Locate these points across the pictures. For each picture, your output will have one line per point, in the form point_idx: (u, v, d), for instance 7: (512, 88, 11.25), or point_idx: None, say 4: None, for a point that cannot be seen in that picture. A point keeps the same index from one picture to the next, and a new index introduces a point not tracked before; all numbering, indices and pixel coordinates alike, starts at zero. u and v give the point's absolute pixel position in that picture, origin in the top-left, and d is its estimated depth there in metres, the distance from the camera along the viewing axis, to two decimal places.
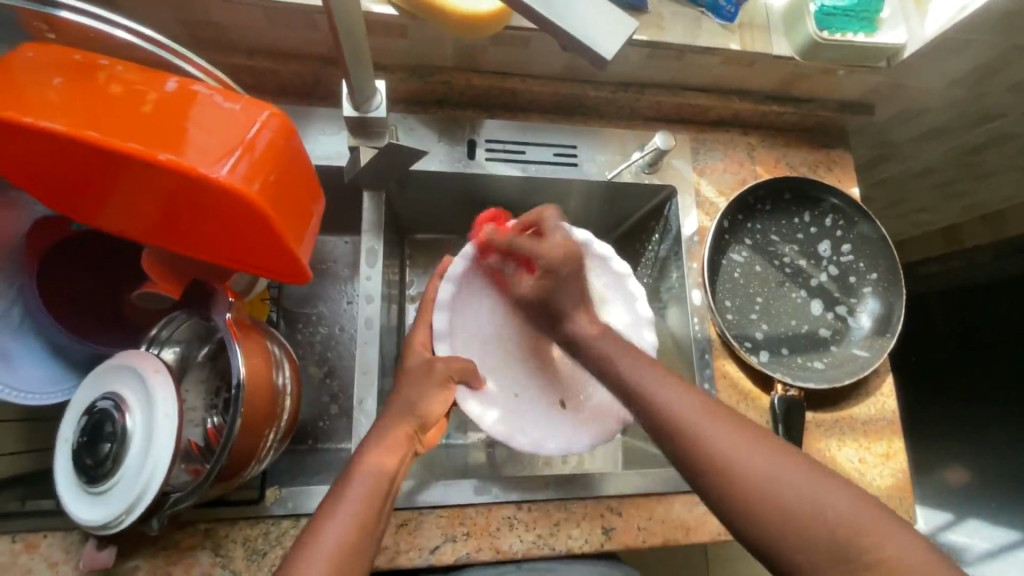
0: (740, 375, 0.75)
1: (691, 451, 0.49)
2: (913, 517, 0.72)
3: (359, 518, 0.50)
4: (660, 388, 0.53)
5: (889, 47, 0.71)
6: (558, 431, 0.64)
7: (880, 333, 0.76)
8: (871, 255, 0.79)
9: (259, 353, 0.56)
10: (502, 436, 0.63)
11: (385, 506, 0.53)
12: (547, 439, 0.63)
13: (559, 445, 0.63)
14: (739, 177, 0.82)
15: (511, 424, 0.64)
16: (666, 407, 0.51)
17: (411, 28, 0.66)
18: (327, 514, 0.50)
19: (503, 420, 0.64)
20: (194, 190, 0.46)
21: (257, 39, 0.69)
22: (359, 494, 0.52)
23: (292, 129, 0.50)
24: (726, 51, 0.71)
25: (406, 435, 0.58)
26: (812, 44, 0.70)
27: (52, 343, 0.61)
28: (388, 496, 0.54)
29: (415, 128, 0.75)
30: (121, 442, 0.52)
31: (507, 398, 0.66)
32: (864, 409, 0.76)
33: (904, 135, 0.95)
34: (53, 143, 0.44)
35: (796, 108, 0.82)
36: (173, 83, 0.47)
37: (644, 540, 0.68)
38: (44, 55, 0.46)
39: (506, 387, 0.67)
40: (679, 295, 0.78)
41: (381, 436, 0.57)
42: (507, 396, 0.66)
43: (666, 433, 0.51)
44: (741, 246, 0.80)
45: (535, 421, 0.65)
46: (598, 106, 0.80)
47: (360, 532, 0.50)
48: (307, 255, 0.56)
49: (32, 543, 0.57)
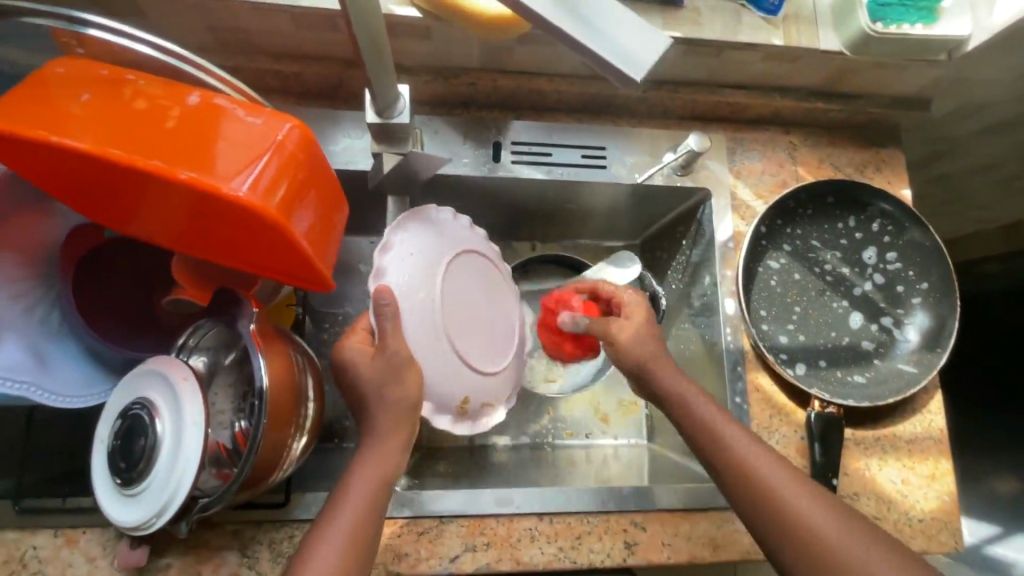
0: (774, 389, 0.72)
1: (726, 465, 0.57)
2: (957, 542, 0.69)
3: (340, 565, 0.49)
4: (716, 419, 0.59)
5: (951, 39, 0.65)
6: (419, 249, 0.60)
7: (929, 349, 0.72)
8: (922, 263, 0.74)
9: (283, 362, 0.57)
10: (375, 270, 0.58)
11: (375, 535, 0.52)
12: (416, 247, 0.60)
13: (409, 245, 0.60)
14: (778, 179, 0.78)
15: (401, 273, 0.58)
16: (718, 437, 0.58)
17: (436, 30, 0.64)
18: (314, 543, 0.49)
19: (402, 261, 0.59)
20: (212, 205, 0.46)
21: (283, 42, 0.68)
22: (348, 523, 0.50)
23: (314, 141, 0.49)
24: (769, 47, 0.66)
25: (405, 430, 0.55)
26: (865, 37, 0.65)
27: (88, 348, 0.62)
28: (373, 536, 0.52)
29: (440, 130, 0.74)
30: (153, 444, 0.54)
31: (424, 248, 0.61)
32: (909, 427, 0.72)
33: (961, 131, 0.89)
34: (81, 161, 0.44)
35: (845, 105, 0.76)
36: (195, 96, 0.47)
37: (668, 557, 0.66)
38: (72, 70, 0.47)
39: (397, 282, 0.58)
40: (711, 303, 0.75)
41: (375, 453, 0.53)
42: (420, 271, 0.59)
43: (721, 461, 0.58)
44: (779, 252, 0.76)
45: (425, 258, 0.60)
46: (630, 106, 0.77)
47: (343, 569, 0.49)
48: (330, 265, 0.56)
49: (71, 538, 0.60)
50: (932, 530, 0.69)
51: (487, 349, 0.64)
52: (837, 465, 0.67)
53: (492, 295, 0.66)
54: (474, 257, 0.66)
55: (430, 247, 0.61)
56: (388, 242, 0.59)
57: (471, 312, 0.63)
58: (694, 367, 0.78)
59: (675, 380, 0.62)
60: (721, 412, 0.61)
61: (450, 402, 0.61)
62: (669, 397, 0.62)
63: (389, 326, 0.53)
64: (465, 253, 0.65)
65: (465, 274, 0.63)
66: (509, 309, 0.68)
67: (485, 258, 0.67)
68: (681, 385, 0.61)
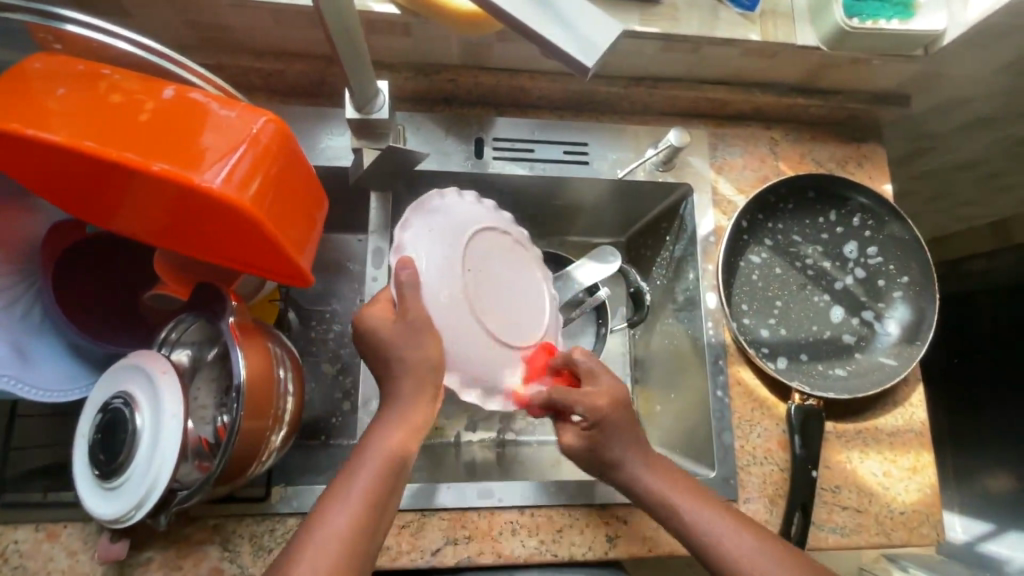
0: (755, 383, 0.72)
1: (716, 562, 0.54)
2: (939, 535, 0.69)
3: (348, 544, 0.48)
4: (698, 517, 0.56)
5: (926, 34, 0.66)
6: (439, 223, 0.61)
7: (909, 342, 0.72)
8: (902, 257, 0.75)
9: (262, 355, 0.57)
10: (395, 245, 0.60)
11: (383, 516, 0.51)
12: (436, 222, 0.61)
13: (428, 221, 0.61)
14: (760, 174, 0.78)
15: (422, 246, 0.60)
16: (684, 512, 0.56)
17: (415, 26, 0.65)
18: (325, 513, 0.49)
19: (419, 236, 0.60)
20: (187, 198, 0.46)
21: (265, 40, 0.69)
22: (355, 502, 0.50)
23: (290, 135, 0.50)
24: (745, 42, 0.67)
25: (415, 416, 0.54)
26: (841, 32, 0.65)
27: (70, 343, 0.62)
28: (381, 513, 0.51)
29: (423, 127, 0.74)
30: (131, 437, 0.54)
31: (442, 224, 0.61)
32: (890, 420, 0.72)
33: (943, 127, 0.89)
34: (57, 154, 0.45)
35: (825, 100, 0.77)
36: (171, 90, 0.47)
37: (650, 550, 0.66)
38: (50, 65, 0.47)
39: (421, 253, 0.59)
40: (693, 298, 0.75)
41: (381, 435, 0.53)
42: (439, 245, 0.60)
43: (709, 558, 0.55)
44: (760, 247, 0.76)
45: (445, 232, 0.61)
46: (612, 102, 0.78)
47: (353, 541, 0.48)
48: (310, 259, 0.56)
49: (53, 532, 0.60)
50: (913, 523, 0.69)
51: (513, 323, 0.63)
52: (816, 457, 0.67)
53: (518, 271, 0.66)
54: (496, 235, 0.65)
55: (450, 223, 0.62)
56: (408, 219, 0.61)
57: (493, 287, 0.63)
58: (677, 362, 0.78)
59: (648, 474, 0.58)
60: (647, 454, 0.59)
61: (480, 376, 0.60)
62: (650, 499, 0.57)
63: (410, 292, 0.55)
64: (488, 229, 0.65)
65: (488, 250, 0.64)
66: (538, 282, 0.67)
67: (508, 234, 0.66)
68: (655, 477, 0.58)
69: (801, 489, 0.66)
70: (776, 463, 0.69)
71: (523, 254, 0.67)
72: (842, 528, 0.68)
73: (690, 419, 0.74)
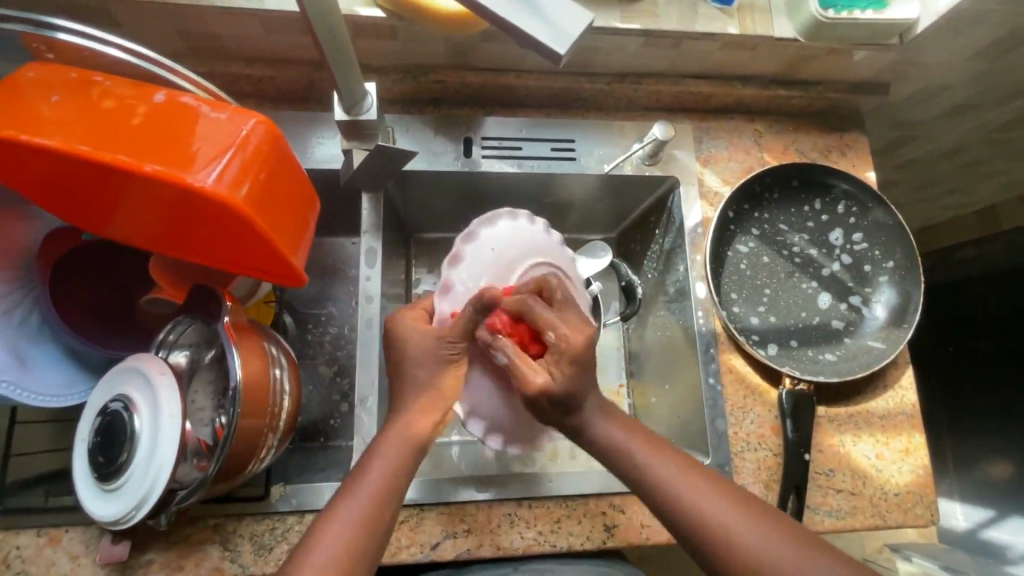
0: (746, 370, 0.73)
1: (690, 523, 0.50)
2: (933, 515, 0.70)
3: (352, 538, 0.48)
4: (676, 479, 0.52)
5: (900, 23, 0.68)
6: (501, 249, 0.64)
7: (897, 324, 0.73)
8: (886, 242, 0.76)
9: (257, 354, 0.58)
10: (454, 255, 0.64)
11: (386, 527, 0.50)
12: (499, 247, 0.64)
13: (492, 243, 0.64)
14: (745, 165, 0.80)
15: (475, 266, 0.63)
16: (647, 470, 0.53)
17: (401, 29, 0.66)
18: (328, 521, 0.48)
19: (478, 253, 0.63)
20: (179, 198, 0.47)
21: (254, 47, 0.71)
22: (360, 510, 0.49)
23: (279, 135, 0.51)
24: (724, 36, 0.69)
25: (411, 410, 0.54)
26: (817, 24, 0.67)
27: (69, 347, 0.63)
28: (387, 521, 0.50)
29: (412, 128, 0.76)
30: (129, 440, 0.55)
31: (503, 248, 0.64)
32: (881, 403, 0.73)
33: (923, 115, 0.91)
34: (50, 158, 0.46)
35: (805, 91, 0.79)
36: (162, 95, 0.49)
37: (647, 538, 0.67)
38: (42, 74, 0.48)
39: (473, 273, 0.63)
40: (683, 288, 0.76)
41: (404, 424, 0.55)
42: (488, 268, 0.63)
43: (672, 513, 0.51)
44: (747, 236, 0.78)
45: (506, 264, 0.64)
46: (597, 99, 0.79)
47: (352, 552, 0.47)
48: (302, 259, 0.57)
49: (54, 537, 0.60)
50: (907, 504, 0.70)
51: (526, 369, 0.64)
52: (808, 440, 0.68)
53: None
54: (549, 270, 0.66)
55: (512, 251, 0.64)
56: (474, 234, 0.64)
57: None
58: (670, 352, 0.79)
59: (609, 425, 0.56)
60: (612, 413, 0.57)
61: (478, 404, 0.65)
62: (613, 449, 0.55)
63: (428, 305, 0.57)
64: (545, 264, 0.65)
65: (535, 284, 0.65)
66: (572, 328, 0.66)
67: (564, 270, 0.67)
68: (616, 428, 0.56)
69: (794, 473, 0.67)
70: (769, 449, 0.70)
71: (579, 300, 0.66)
72: (837, 511, 0.68)
73: (684, 409, 0.75)
